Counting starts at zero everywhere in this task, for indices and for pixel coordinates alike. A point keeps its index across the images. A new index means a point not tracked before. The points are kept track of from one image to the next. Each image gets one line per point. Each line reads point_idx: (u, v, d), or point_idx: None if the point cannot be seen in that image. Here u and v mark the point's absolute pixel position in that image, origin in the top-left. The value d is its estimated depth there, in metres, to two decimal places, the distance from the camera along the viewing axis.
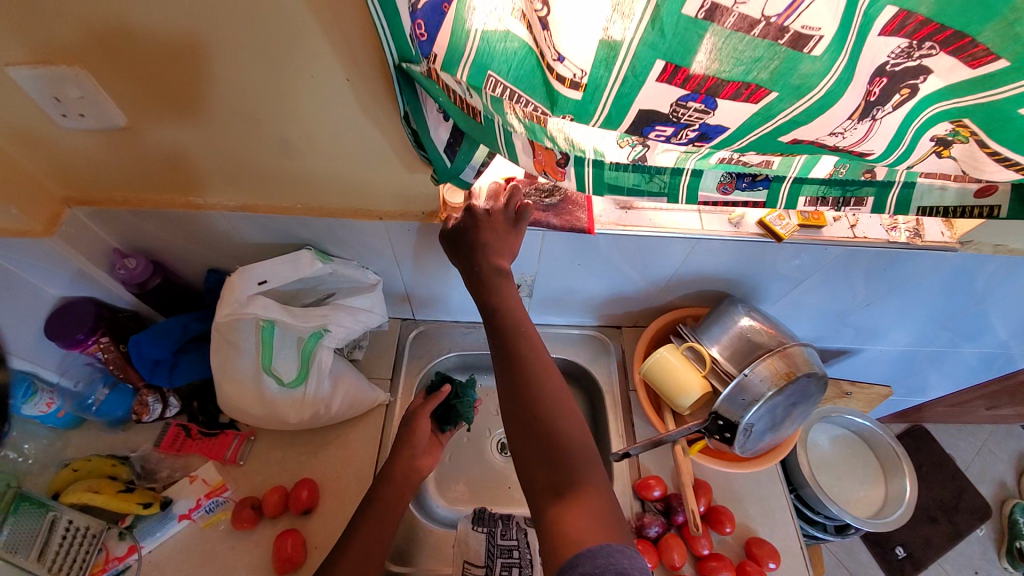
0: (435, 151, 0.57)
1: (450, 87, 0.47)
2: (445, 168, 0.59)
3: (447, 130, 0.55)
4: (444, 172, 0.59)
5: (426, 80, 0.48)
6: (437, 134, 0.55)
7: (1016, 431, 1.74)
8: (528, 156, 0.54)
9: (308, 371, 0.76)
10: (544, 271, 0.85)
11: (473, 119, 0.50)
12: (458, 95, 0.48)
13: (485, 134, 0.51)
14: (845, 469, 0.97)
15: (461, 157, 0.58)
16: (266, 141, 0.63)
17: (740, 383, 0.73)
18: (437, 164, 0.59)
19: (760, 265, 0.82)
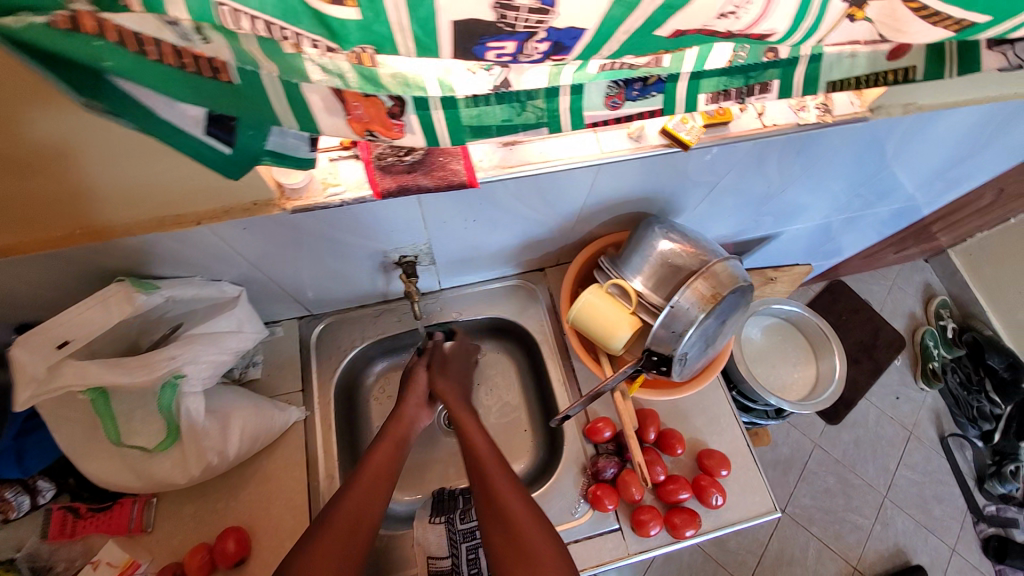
0: (193, 138, 0.42)
1: (148, 34, 0.32)
2: (229, 157, 0.45)
3: (197, 107, 0.40)
4: (232, 161, 0.45)
5: (69, 36, 0.31)
6: (181, 113, 0.40)
7: (918, 265, 1.86)
8: (339, 115, 0.40)
9: (178, 424, 0.64)
10: (437, 234, 0.72)
11: (220, 79, 0.35)
12: (169, 46, 0.33)
13: (252, 99, 0.37)
14: (777, 355, 0.99)
15: (246, 134, 0.43)
16: (59, 153, 0.44)
17: (670, 315, 0.67)
18: (208, 158, 0.44)
19: (672, 177, 0.73)
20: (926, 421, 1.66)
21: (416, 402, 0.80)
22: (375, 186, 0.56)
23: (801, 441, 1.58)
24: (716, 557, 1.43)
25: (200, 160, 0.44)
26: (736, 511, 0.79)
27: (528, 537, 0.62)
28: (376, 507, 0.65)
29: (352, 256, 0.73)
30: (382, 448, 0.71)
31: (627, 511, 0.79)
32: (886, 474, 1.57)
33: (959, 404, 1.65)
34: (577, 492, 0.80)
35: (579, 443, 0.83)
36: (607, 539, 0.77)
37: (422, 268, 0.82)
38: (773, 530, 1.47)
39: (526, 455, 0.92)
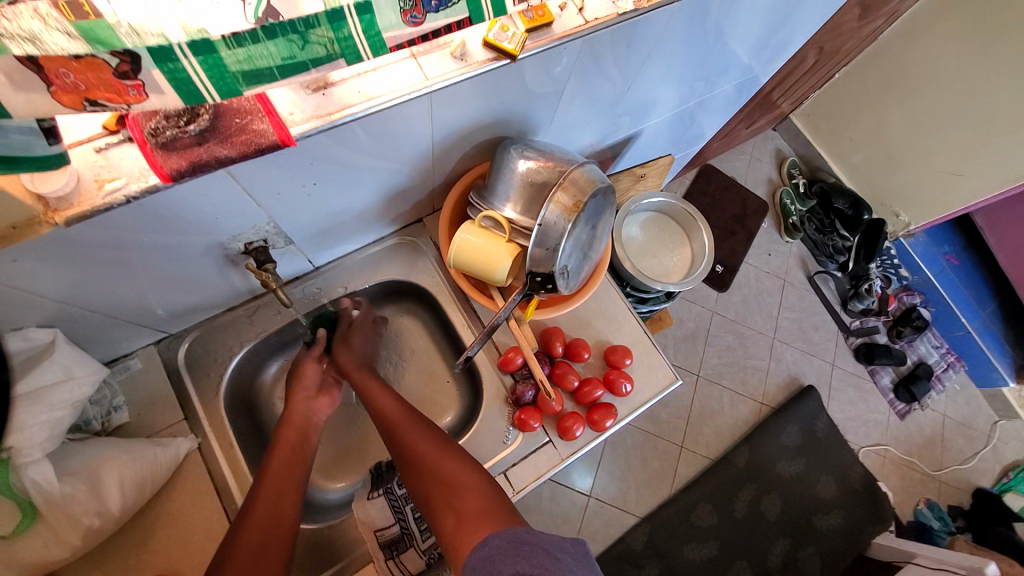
0: None
1: None
2: None
3: None
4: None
5: None
6: None
7: (769, 135, 2.05)
8: (35, 90, 0.33)
9: (34, 502, 0.57)
10: (276, 209, 0.64)
11: None
12: None
13: None
14: (657, 245, 1.07)
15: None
16: None
17: (540, 232, 0.68)
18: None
19: (513, 92, 0.69)
20: (795, 267, 1.91)
21: (307, 397, 0.76)
22: (163, 171, 0.47)
23: (702, 313, 1.77)
24: (654, 431, 1.60)
25: None
26: (645, 392, 0.87)
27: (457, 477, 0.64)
28: (281, 526, 0.61)
29: (188, 257, 0.63)
30: (275, 462, 0.66)
31: (553, 423, 0.84)
32: (772, 319, 1.82)
33: (819, 245, 1.88)
34: (504, 422, 0.83)
35: (496, 378, 0.85)
36: (541, 454, 0.82)
37: (280, 251, 0.74)
38: (694, 394, 1.67)
39: (452, 404, 0.93)
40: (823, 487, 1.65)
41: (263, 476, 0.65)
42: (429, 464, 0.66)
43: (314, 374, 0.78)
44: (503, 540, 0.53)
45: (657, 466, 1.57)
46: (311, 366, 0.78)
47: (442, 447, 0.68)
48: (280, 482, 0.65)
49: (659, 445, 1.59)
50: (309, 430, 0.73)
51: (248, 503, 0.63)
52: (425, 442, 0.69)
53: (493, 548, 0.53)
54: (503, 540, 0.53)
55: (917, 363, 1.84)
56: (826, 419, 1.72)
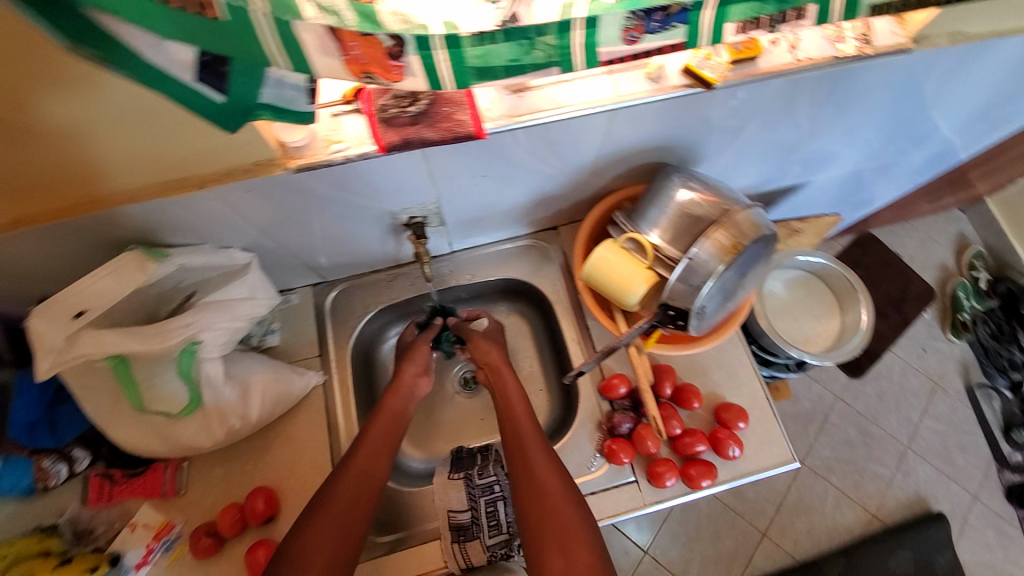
0: (182, 85, 0.40)
1: None
2: (225, 106, 0.43)
3: (189, 51, 0.38)
4: (225, 108, 0.43)
5: None
6: (172, 56, 0.38)
7: (954, 215, 1.76)
8: (332, 56, 0.38)
9: (200, 390, 0.65)
10: (443, 192, 0.69)
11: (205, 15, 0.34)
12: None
13: (240, 38, 0.35)
14: (801, 308, 0.97)
15: (237, 82, 0.41)
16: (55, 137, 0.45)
17: (687, 267, 0.65)
18: (207, 107, 0.42)
19: (690, 121, 0.67)
20: (954, 373, 1.61)
21: (414, 374, 0.79)
22: (379, 142, 0.53)
23: (822, 395, 1.57)
24: (735, 507, 1.45)
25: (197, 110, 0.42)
26: (751, 462, 0.79)
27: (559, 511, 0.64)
28: (370, 490, 0.66)
29: (361, 218, 0.71)
30: (376, 429, 0.71)
31: (643, 464, 0.79)
32: (909, 424, 1.55)
33: (989, 354, 1.59)
34: (592, 447, 0.80)
35: (594, 399, 0.83)
36: (622, 490, 0.78)
37: (432, 230, 0.80)
38: (791, 480, 1.48)
39: (542, 414, 0.93)
40: None
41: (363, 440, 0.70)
42: (539, 487, 0.66)
43: (423, 357, 0.81)
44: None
45: (730, 546, 1.42)
46: (424, 347, 0.82)
47: (555, 473, 0.67)
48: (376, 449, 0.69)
49: (738, 523, 1.44)
50: (407, 404, 0.76)
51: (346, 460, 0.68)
52: (539, 460, 0.69)
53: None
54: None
55: None
56: (953, 560, 1.43)
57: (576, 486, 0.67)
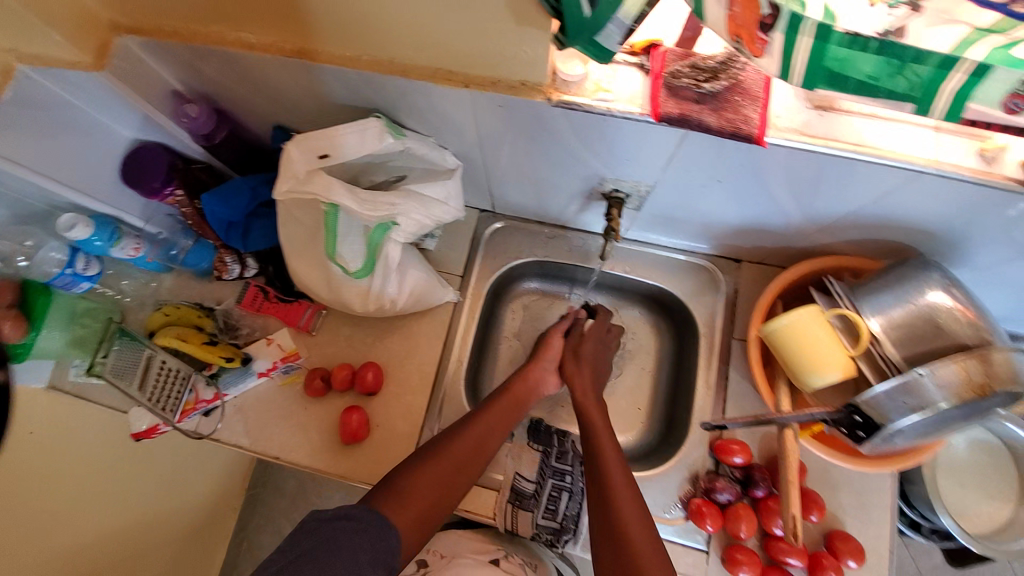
0: None
1: None
2: (579, 22, 0.39)
3: None
4: (579, 24, 0.39)
5: None
6: None
7: None
8: (718, 6, 0.35)
9: (375, 264, 0.68)
10: (666, 179, 0.64)
11: None
12: None
13: None
14: (976, 476, 0.80)
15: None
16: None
17: (902, 384, 0.54)
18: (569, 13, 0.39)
19: (995, 217, 0.55)
20: None
21: (544, 368, 0.82)
22: (654, 109, 0.49)
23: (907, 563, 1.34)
24: None
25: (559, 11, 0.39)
26: None
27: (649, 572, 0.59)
28: (475, 461, 0.68)
29: (568, 171, 0.69)
30: (498, 408, 0.74)
31: (722, 541, 0.72)
32: None
33: None
34: (677, 495, 0.75)
35: (703, 451, 0.77)
36: (688, 552, 0.72)
37: (624, 210, 0.75)
38: None
39: (633, 430, 0.88)
40: None
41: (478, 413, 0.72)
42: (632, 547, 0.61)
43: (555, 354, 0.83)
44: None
45: None
46: (558, 343, 0.84)
47: (653, 543, 0.62)
48: (487, 425, 0.72)
49: None
50: (529, 396, 0.79)
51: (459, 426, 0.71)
52: (635, 520, 0.64)
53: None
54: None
55: None
56: None
57: (672, 567, 0.61)
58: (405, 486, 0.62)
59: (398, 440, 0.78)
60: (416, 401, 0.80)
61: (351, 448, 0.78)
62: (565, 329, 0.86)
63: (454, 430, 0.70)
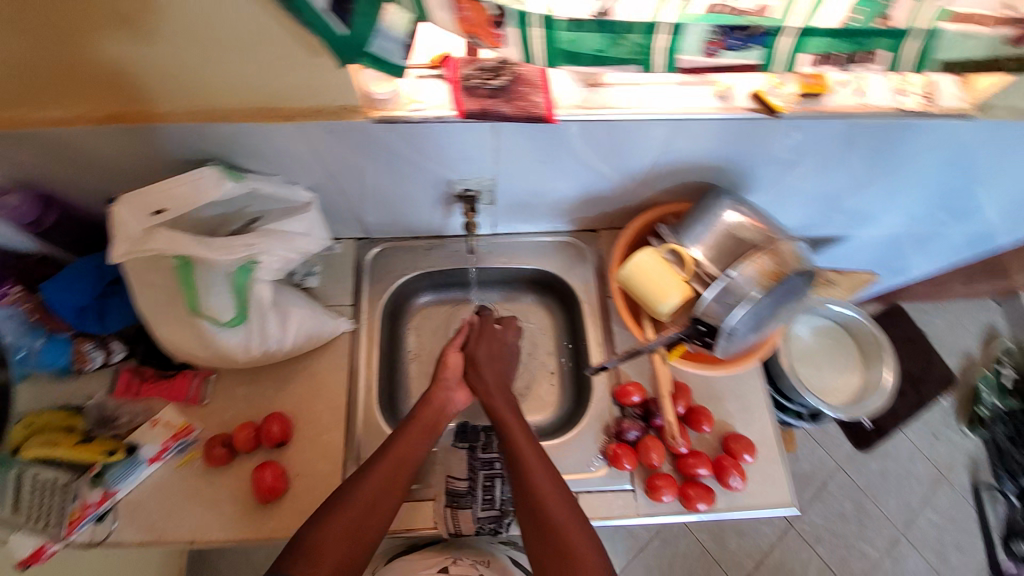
0: (313, 10, 0.44)
1: None
2: (341, 39, 0.47)
3: None
4: (341, 42, 0.47)
5: None
6: None
7: (989, 305, 1.72)
8: (448, 10, 0.42)
9: (248, 311, 0.69)
10: (503, 170, 0.73)
11: None
12: None
13: None
14: (823, 358, 0.96)
15: (357, 20, 0.45)
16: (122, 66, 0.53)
17: (722, 287, 0.66)
18: (327, 35, 0.47)
19: (751, 144, 0.69)
20: (964, 467, 1.55)
21: (448, 387, 0.80)
22: (458, 107, 0.57)
23: (823, 460, 1.53)
24: (713, 553, 1.42)
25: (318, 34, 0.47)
26: (752, 497, 0.77)
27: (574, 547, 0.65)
28: (390, 497, 0.68)
29: (419, 181, 0.75)
30: (409, 435, 0.72)
31: (643, 475, 0.79)
32: (909, 512, 1.49)
33: (1002, 455, 1.52)
34: (596, 448, 0.80)
35: (607, 403, 0.83)
36: (617, 496, 0.77)
37: (481, 207, 0.83)
38: (776, 539, 1.44)
39: (550, 406, 0.94)
40: None
41: (390, 444, 0.71)
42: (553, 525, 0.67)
43: (456, 368, 0.81)
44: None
45: None
46: (456, 358, 0.82)
47: (574, 512, 0.68)
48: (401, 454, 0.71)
49: (714, 570, 1.41)
50: (439, 417, 0.77)
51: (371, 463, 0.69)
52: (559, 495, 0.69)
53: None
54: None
55: None
56: None
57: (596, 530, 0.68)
58: (318, 541, 0.62)
59: (321, 481, 0.76)
60: (330, 439, 0.78)
61: (270, 507, 0.74)
62: (461, 342, 0.84)
63: (366, 467, 0.69)
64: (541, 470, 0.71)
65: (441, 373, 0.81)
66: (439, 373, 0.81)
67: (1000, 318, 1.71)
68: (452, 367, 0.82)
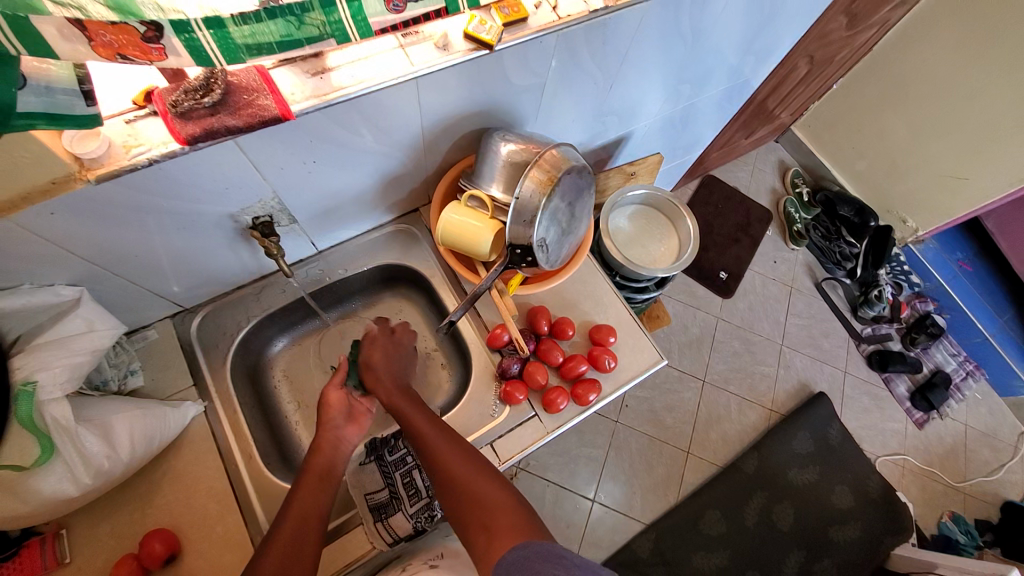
0: None
1: None
2: None
3: None
4: None
5: None
6: None
7: (772, 145, 2.08)
8: (80, 39, 0.39)
9: (53, 438, 0.60)
10: (279, 184, 0.71)
11: None
12: None
13: None
14: (645, 236, 1.11)
15: None
16: None
17: (517, 207, 0.73)
18: None
19: (496, 80, 0.76)
20: (802, 275, 1.89)
21: (337, 424, 0.77)
22: (181, 136, 0.54)
23: (707, 319, 1.77)
24: (659, 436, 1.59)
25: None
26: (630, 370, 0.89)
27: (483, 494, 0.65)
28: (304, 558, 0.64)
29: (203, 228, 0.71)
30: (307, 487, 0.69)
31: (539, 397, 0.86)
32: (779, 327, 1.79)
33: (824, 252, 1.87)
34: (492, 397, 0.85)
35: (486, 353, 0.88)
36: (526, 426, 0.84)
37: (284, 228, 0.81)
38: (699, 398, 1.65)
39: (446, 382, 0.97)
40: (837, 496, 1.58)
41: (290, 502, 0.68)
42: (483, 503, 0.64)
43: (342, 409, 0.78)
44: (544, 550, 0.56)
45: (663, 472, 1.55)
46: (338, 396, 0.79)
47: (477, 467, 0.68)
48: (305, 504, 0.68)
49: (665, 449, 1.57)
50: (337, 458, 0.74)
51: (274, 529, 0.66)
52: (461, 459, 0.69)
53: (530, 560, 0.55)
54: (542, 551, 0.56)
55: (934, 372, 1.79)
56: (838, 427, 1.67)
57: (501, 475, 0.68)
58: None
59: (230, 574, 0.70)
60: (229, 521, 0.73)
61: None
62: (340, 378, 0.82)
63: (267, 540, 0.64)
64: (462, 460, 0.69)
65: (325, 416, 0.77)
66: (324, 416, 0.77)
67: (782, 151, 2.07)
68: (337, 408, 0.78)
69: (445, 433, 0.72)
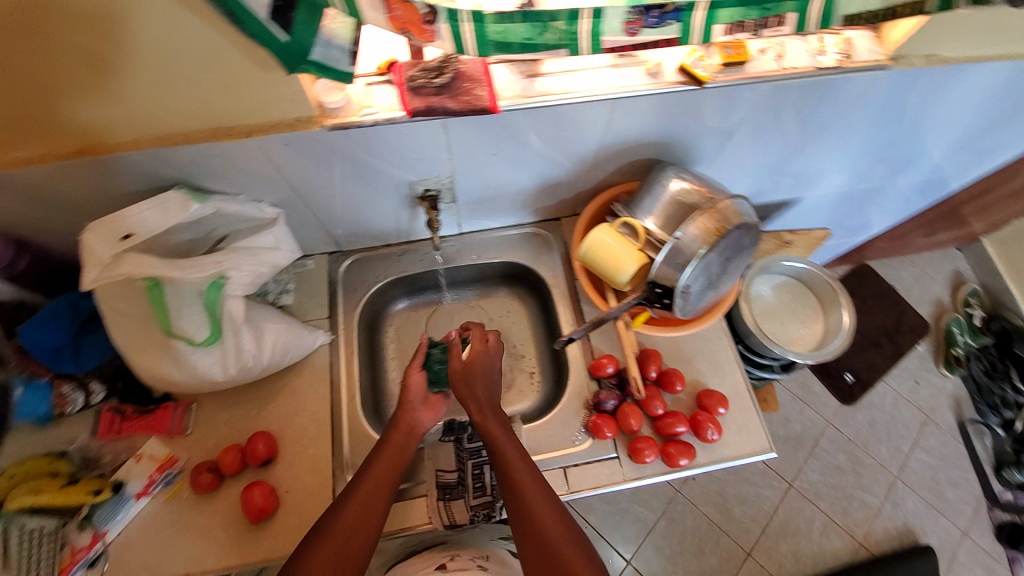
0: (258, 21, 0.47)
1: None
2: (285, 46, 0.49)
3: None
4: (285, 49, 0.49)
5: None
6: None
7: (951, 254, 1.80)
8: (378, 10, 0.45)
9: (222, 327, 0.70)
10: (457, 167, 0.76)
11: None
12: None
13: None
14: (786, 312, 1.01)
15: (299, 28, 0.48)
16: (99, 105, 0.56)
17: (673, 248, 0.71)
18: (272, 44, 0.49)
19: (688, 118, 0.74)
20: (946, 409, 1.60)
21: (414, 406, 0.78)
22: (406, 106, 0.61)
23: (812, 419, 1.57)
24: (720, 525, 1.44)
25: (261, 41, 0.48)
26: (731, 449, 0.82)
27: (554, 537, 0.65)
28: (370, 523, 0.67)
29: (381, 187, 0.78)
30: (383, 459, 0.72)
31: (626, 441, 0.82)
32: (900, 458, 1.54)
33: (981, 391, 1.58)
34: (578, 423, 0.84)
35: (586, 378, 0.87)
36: (605, 465, 0.81)
37: (443, 205, 0.86)
38: (779, 501, 1.47)
39: (535, 392, 0.97)
40: None
41: (373, 461, 0.72)
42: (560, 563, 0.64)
43: (421, 387, 0.78)
44: None
45: (713, 563, 1.40)
46: (418, 379, 0.78)
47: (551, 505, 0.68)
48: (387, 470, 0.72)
49: (723, 541, 1.43)
50: (411, 440, 0.75)
51: (352, 487, 0.70)
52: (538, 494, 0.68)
53: None
54: None
55: None
56: None
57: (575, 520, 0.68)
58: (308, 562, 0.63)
59: (310, 495, 0.77)
60: (318, 449, 0.79)
61: (264, 523, 0.74)
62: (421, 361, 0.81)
63: (345, 495, 0.69)
64: (551, 509, 0.68)
65: (405, 396, 0.78)
66: (402, 396, 0.78)
67: (962, 264, 1.78)
68: (416, 389, 0.79)
69: (529, 464, 0.71)
